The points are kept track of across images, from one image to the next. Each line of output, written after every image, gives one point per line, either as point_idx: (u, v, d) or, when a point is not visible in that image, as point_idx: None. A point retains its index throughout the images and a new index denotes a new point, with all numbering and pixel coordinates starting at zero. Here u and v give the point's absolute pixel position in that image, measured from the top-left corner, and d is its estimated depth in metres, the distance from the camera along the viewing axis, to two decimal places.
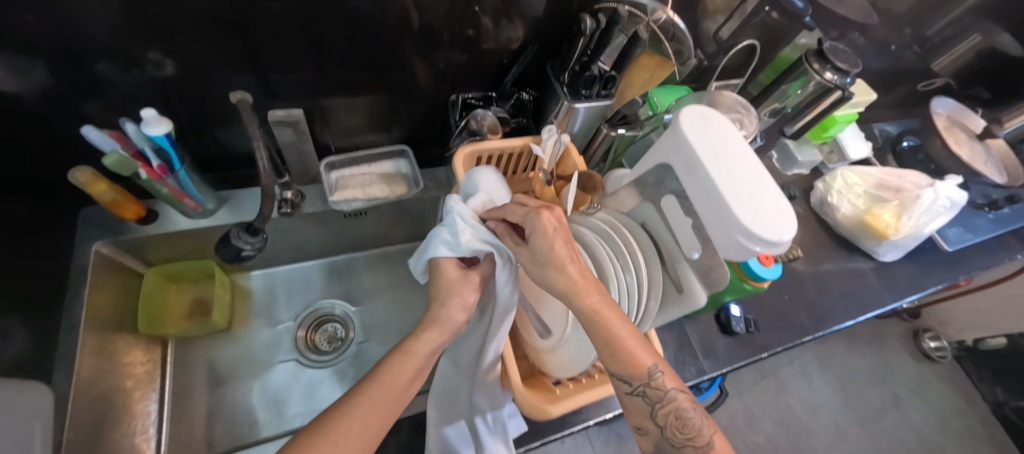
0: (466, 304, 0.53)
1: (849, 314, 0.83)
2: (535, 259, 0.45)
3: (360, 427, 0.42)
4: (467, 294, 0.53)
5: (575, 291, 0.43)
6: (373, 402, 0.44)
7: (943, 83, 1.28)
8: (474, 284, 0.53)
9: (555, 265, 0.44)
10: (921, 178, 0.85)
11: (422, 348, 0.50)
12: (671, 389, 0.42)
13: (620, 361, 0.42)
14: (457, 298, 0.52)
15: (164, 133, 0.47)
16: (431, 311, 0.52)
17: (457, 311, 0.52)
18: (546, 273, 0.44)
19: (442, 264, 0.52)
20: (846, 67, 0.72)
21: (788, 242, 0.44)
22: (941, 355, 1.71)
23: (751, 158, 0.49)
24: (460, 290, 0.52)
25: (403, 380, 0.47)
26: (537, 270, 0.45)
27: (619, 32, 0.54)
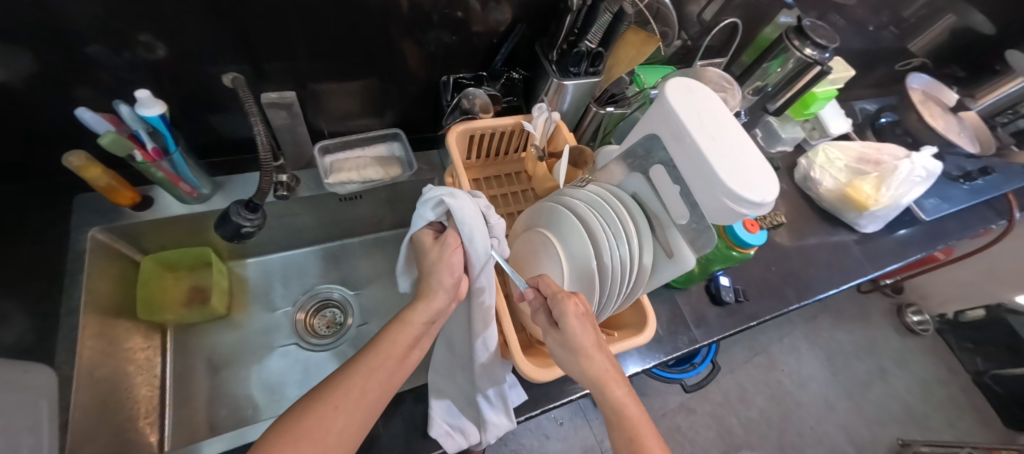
0: (453, 268, 0.51)
1: (832, 283, 0.86)
2: (564, 342, 0.46)
3: (360, 392, 0.42)
4: (453, 260, 0.51)
5: (602, 381, 0.45)
6: (374, 368, 0.44)
7: (920, 62, 1.32)
8: (453, 247, 0.52)
9: (584, 352, 0.45)
10: (898, 150, 0.88)
11: (418, 317, 0.49)
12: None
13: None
14: (444, 264, 0.51)
15: (158, 114, 0.47)
16: (423, 281, 0.51)
17: (448, 277, 0.51)
18: (573, 359, 0.46)
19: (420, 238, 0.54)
20: (824, 42, 0.75)
21: (771, 203, 0.46)
22: (924, 329, 1.77)
23: (735, 127, 0.50)
24: (438, 256, 0.52)
25: (398, 348, 0.46)
26: (565, 355, 0.47)
27: (605, 10, 0.55)
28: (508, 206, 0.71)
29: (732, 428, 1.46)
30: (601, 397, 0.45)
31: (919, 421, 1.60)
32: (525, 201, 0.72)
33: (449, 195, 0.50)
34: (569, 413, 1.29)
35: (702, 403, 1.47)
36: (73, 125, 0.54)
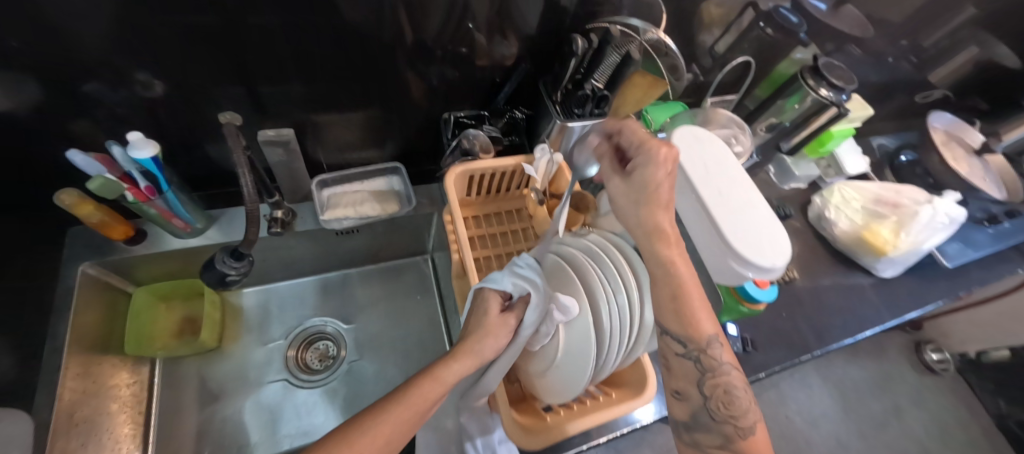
0: (497, 348, 0.51)
1: (848, 331, 0.81)
2: (630, 190, 0.46)
3: (383, 442, 0.39)
4: (501, 338, 0.51)
5: (660, 236, 0.45)
6: (400, 418, 0.41)
7: (941, 94, 1.28)
8: (508, 329, 0.51)
9: (650, 200, 0.45)
10: (918, 193, 0.84)
11: (449, 376, 0.47)
12: (725, 364, 0.43)
13: (679, 318, 0.44)
14: (493, 340, 0.50)
15: (150, 156, 0.47)
16: (465, 341, 0.50)
17: (491, 349, 0.50)
18: (641, 210, 0.45)
19: (486, 299, 0.52)
20: (841, 83, 0.72)
21: (782, 268, 0.43)
22: (944, 367, 1.69)
23: (744, 181, 0.48)
24: (494, 331, 0.51)
25: (424, 404, 0.43)
26: (628, 204, 0.46)
27: (613, 52, 0.55)
28: (508, 245, 0.68)
29: None
30: (657, 257, 0.44)
31: None
32: (525, 241, 0.69)
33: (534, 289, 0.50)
34: None
35: None
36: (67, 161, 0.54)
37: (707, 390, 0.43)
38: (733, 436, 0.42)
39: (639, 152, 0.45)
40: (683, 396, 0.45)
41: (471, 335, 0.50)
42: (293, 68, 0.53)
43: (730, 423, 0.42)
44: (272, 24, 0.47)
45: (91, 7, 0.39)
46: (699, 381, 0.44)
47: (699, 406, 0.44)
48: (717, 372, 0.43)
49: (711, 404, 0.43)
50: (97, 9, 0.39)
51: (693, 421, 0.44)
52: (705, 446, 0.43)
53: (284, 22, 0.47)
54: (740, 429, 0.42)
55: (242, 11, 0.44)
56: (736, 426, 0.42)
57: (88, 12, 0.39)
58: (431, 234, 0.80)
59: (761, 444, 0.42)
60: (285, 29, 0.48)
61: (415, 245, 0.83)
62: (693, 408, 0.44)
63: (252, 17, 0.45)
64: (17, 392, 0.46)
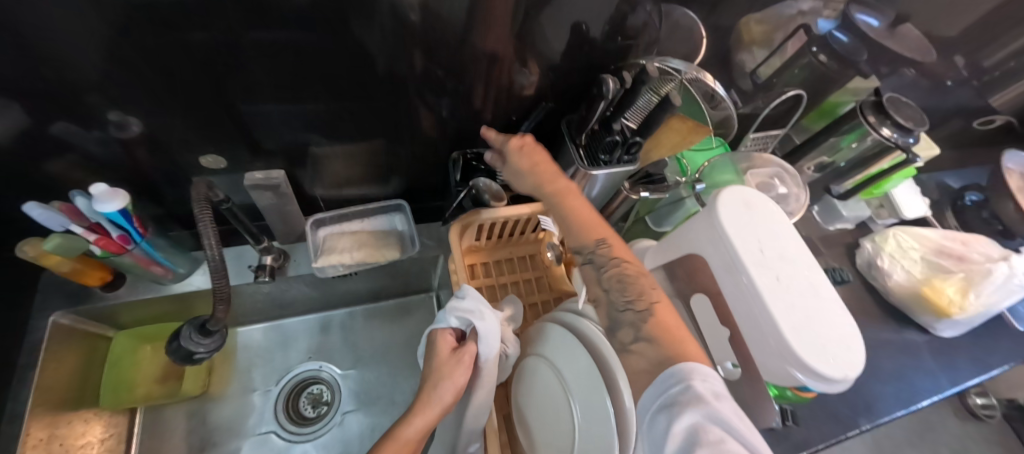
0: (458, 388, 0.48)
1: (904, 402, 0.71)
2: (515, 172, 0.50)
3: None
4: (460, 377, 0.48)
5: (544, 182, 0.48)
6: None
7: (1005, 121, 1.16)
8: (465, 365, 0.48)
9: (531, 164, 0.49)
10: (989, 247, 0.74)
11: (412, 433, 0.45)
12: (618, 257, 0.43)
13: (577, 227, 0.46)
14: (450, 381, 0.48)
15: (117, 208, 0.41)
16: (423, 391, 0.48)
17: (451, 392, 0.47)
18: (518, 176, 0.50)
19: (437, 340, 0.51)
20: (910, 124, 0.62)
21: (853, 379, 0.35)
22: (989, 414, 1.56)
23: (807, 262, 0.40)
24: (450, 371, 0.48)
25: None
26: (516, 180, 0.51)
27: (647, 91, 0.47)
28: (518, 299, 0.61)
29: None
30: (545, 199, 0.48)
31: None
32: (539, 291, 0.62)
33: (474, 315, 0.48)
34: None
35: None
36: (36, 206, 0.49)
37: (607, 282, 0.42)
38: (640, 319, 0.38)
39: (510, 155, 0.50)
40: (597, 304, 0.43)
41: (427, 381, 0.48)
42: (308, 85, 0.46)
43: (630, 309, 0.39)
44: (276, 42, 0.40)
45: (54, 29, 0.33)
46: (599, 278, 0.43)
47: (604, 302, 0.41)
48: (610, 261, 0.42)
49: (614, 295, 0.41)
50: (59, 37, 0.34)
51: (609, 325, 0.40)
52: (626, 348, 0.38)
53: (290, 40, 0.40)
54: (642, 310, 0.38)
55: (237, 25, 0.37)
56: (636, 308, 0.39)
57: (48, 44, 0.34)
58: (436, 274, 0.74)
59: (674, 324, 0.37)
60: (285, 49, 0.41)
61: (419, 284, 0.77)
62: (606, 309, 0.41)
63: (250, 33, 0.38)
64: None
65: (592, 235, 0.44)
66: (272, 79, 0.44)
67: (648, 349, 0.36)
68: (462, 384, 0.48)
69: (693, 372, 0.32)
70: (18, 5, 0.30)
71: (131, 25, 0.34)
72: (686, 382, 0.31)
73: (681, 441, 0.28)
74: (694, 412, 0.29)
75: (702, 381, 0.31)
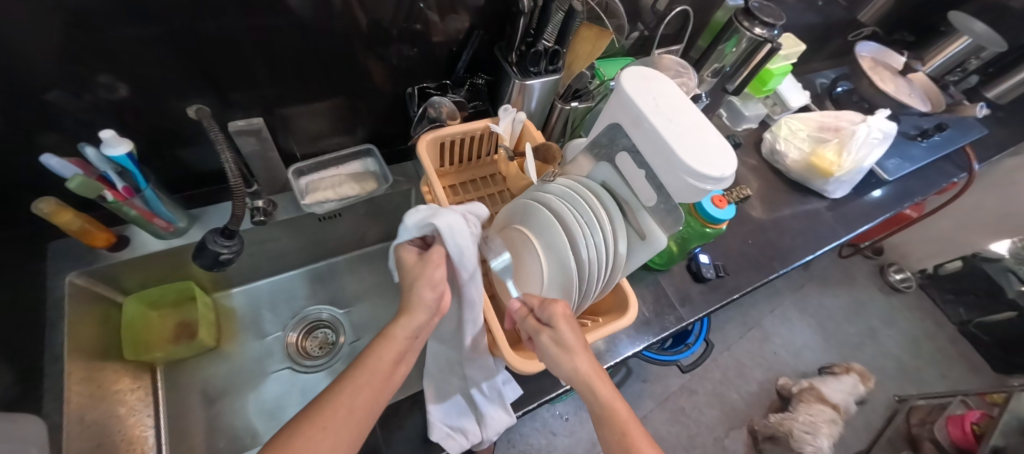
0: (436, 283, 0.49)
1: (808, 249, 0.89)
2: (554, 345, 0.47)
3: (346, 409, 0.41)
4: (434, 274, 0.49)
5: (586, 379, 0.46)
6: (360, 384, 0.43)
7: (870, 31, 1.38)
8: (437, 263, 0.50)
9: (563, 350, 0.47)
10: (854, 115, 0.92)
11: (401, 331, 0.47)
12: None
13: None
14: (427, 275, 0.49)
15: (125, 152, 0.48)
16: (405, 295, 0.49)
17: (431, 290, 0.49)
18: (557, 357, 0.47)
19: (402, 255, 0.51)
20: (772, 20, 0.78)
21: (731, 176, 0.48)
22: (907, 285, 1.83)
23: (690, 110, 0.52)
24: (423, 271, 0.49)
25: (383, 366, 0.45)
26: (553, 362, 0.48)
27: (557, 10, 0.58)
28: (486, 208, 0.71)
29: (738, 404, 1.47)
30: (592, 394, 0.46)
31: (912, 376, 1.65)
32: (502, 201, 0.72)
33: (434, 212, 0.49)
34: (573, 408, 1.31)
35: (703, 382, 1.48)
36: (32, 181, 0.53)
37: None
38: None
39: (541, 310, 0.49)
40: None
41: (407, 284, 0.49)
42: (270, 43, 0.53)
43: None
44: (226, 28, 0.49)
45: (44, 15, 0.40)
46: None
47: None
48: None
49: None
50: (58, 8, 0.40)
51: None
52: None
53: (236, 25, 0.49)
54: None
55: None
56: None
57: (50, 23, 0.41)
58: None
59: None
60: (236, 31, 0.50)
61: (398, 226, 0.85)
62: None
63: (203, 21, 0.47)
64: (27, 400, 0.46)
65: None
66: (234, 60, 0.53)
67: None
68: (439, 281, 0.49)
69: None
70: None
71: (103, 19, 0.42)
72: None
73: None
74: None
75: None
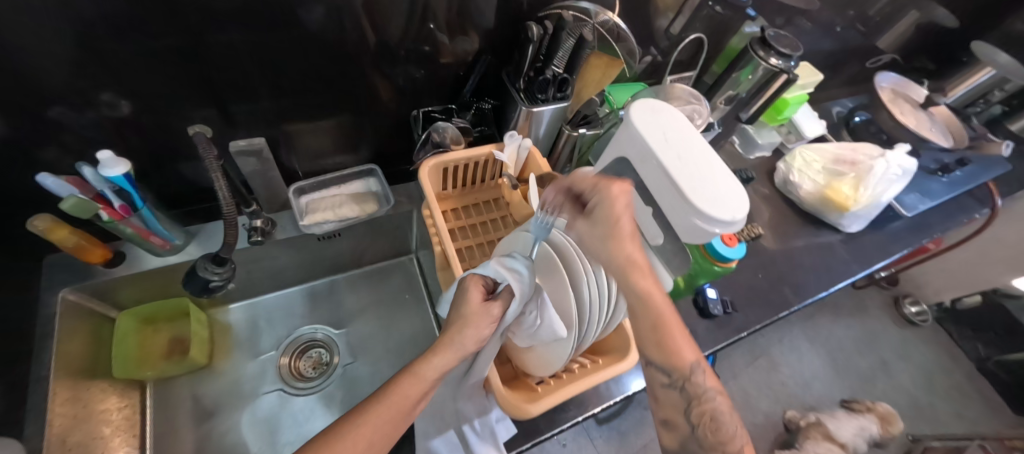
0: (481, 338, 0.48)
1: (821, 286, 0.86)
2: (595, 224, 0.47)
3: (364, 446, 0.40)
4: (484, 329, 0.48)
5: (630, 269, 0.46)
6: (381, 420, 0.42)
7: (890, 58, 1.35)
8: (492, 318, 0.48)
9: (615, 232, 0.46)
10: (874, 149, 0.87)
11: (430, 371, 0.46)
12: (707, 390, 0.44)
13: (665, 348, 0.45)
14: (474, 331, 0.47)
15: (123, 173, 0.47)
16: (444, 333, 0.48)
17: (473, 339, 0.48)
18: (604, 246, 0.46)
19: (467, 289, 0.49)
20: (788, 51, 0.75)
21: (742, 219, 0.46)
22: (923, 318, 1.77)
23: (702, 145, 0.51)
24: (477, 320, 0.48)
25: (405, 404, 0.44)
26: (596, 244, 0.47)
27: (568, 36, 0.58)
28: (488, 233, 0.70)
29: None
30: (632, 284, 0.46)
31: (927, 413, 1.58)
32: (505, 228, 0.71)
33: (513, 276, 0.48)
34: (571, 433, 1.27)
35: None
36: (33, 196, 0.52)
37: (693, 418, 0.44)
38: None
39: (595, 193, 0.47)
40: (671, 424, 0.45)
41: (452, 325, 0.48)
42: (276, 60, 0.53)
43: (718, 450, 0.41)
44: (230, 45, 0.48)
45: (48, 27, 0.39)
46: (686, 410, 0.44)
47: (687, 439, 0.43)
48: (702, 398, 0.43)
49: (700, 433, 0.43)
50: (60, 26, 0.40)
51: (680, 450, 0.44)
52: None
53: (245, 38, 0.48)
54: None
55: (214, 16, 0.45)
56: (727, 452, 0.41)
57: (53, 40, 0.40)
58: (413, 233, 0.82)
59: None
60: (245, 45, 0.49)
61: (399, 245, 0.84)
62: (681, 437, 0.44)
63: (212, 34, 0.46)
64: (8, 422, 0.45)
65: (679, 355, 0.45)
66: (240, 74, 0.52)
67: None
68: (484, 336, 0.49)
69: None
70: (27, 8, 0.37)
71: (110, 33, 0.42)
72: None
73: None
74: None
75: None
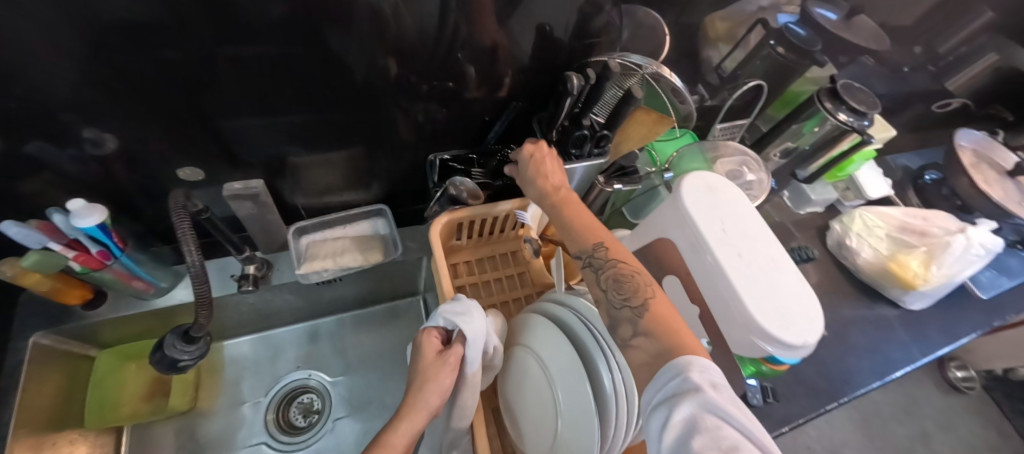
0: (444, 391, 0.44)
1: (877, 374, 0.74)
2: (521, 178, 0.50)
3: None
4: (445, 380, 0.44)
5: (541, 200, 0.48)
6: None
7: (960, 104, 1.21)
8: (451, 367, 0.44)
9: (535, 169, 0.48)
10: (948, 221, 0.78)
11: (399, 439, 0.40)
12: (616, 257, 0.41)
13: (575, 232, 0.44)
14: (436, 383, 0.43)
15: (96, 223, 0.42)
16: (407, 395, 0.43)
17: (438, 395, 0.43)
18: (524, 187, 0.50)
19: (421, 342, 0.46)
20: (863, 108, 0.66)
21: (813, 344, 0.38)
22: (969, 386, 1.61)
23: (767, 240, 0.42)
24: (435, 373, 0.44)
25: None
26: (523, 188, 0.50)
27: (612, 86, 0.50)
28: (502, 293, 0.63)
29: None
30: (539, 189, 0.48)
31: None
32: (521, 287, 0.64)
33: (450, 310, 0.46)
34: None
35: None
36: (6, 239, 0.47)
37: (605, 282, 0.40)
38: (635, 318, 0.37)
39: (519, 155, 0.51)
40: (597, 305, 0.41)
41: (411, 386, 0.43)
42: (279, 88, 0.46)
43: (626, 307, 0.38)
44: (227, 69, 0.42)
45: (23, 41, 0.33)
46: (597, 280, 0.41)
47: (604, 302, 0.40)
48: (607, 262, 0.40)
49: (610, 294, 0.39)
50: (14, 59, 0.34)
51: (609, 324, 0.38)
52: (626, 343, 0.36)
53: (266, 53, 0.42)
54: (638, 310, 0.37)
55: (208, 45, 0.39)
56: (631, 305, 0.37)
57: (34, 57, 0.35)
58: (422, 276, 0.75)
59: (670, 317, 0.36)
60: (264, 62, 0.42)
61: (406, 287, 0.78)
62: (605, 308, 0.40)
63: (226, 47, 0.40)
64: None
65: (590, 240, 0.43)
66: (255, 91, 0.46)
67: (647, 343, 0.35)
68: (448, 387, 0.45)
69: (690, 363, 0.31)
70: None
71: (105, 45, 0.36)
72: (684, 371, 0.30)
73: (680, 429, 0.28)
74: (689, 402, 0.29)
75: (703, 370, 0.30)
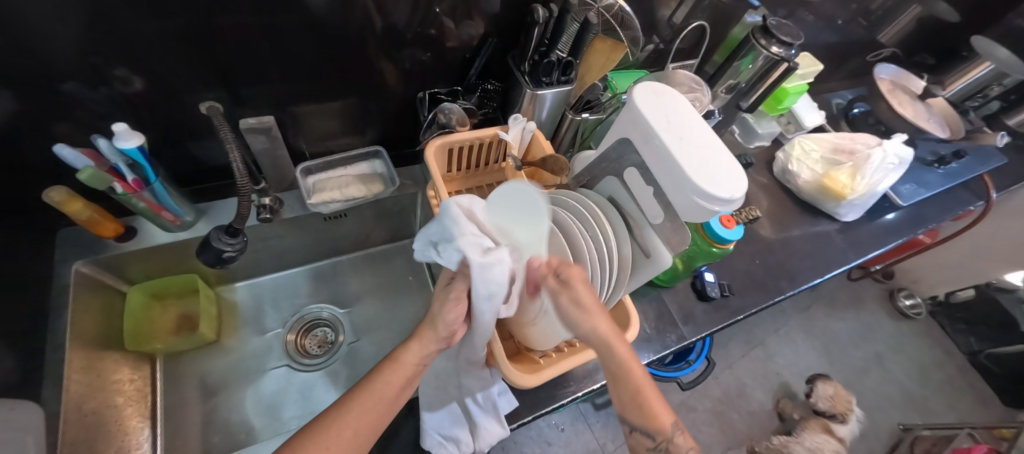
0: (459, 316, 0.49)
1: (816, 272, 0.87)
2: (575, 307, 0.46)
3: (351, 433, 0.42)
4: (456, 310, 0.49)
5: (608, 340, 0.46)
6: (365, 409, 0.44)
7: (890, 53, 1.35)
8: (466, 296, 0.49)
9: (585, 317, 0.46)
10: (869, 139, 0.90)
11: (411, 357, 0.48)
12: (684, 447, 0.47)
13: (642, 411, 0.47)
14: (450, 310, 0.49)
15: (137, 146, 0.48)
16: (423, 323, 0.50)
17: (452, 324, 0.49)
18: (581, 323, 0.46)
19: (440, 275, 0.52)
20: (789, 39, 0.77)
21: (740, 197, 0.47)
22: (917, 312, 1.78)
23: (703, 129, 0.52)
24: (451, 301, 0.49)
25: (389, 390, 0.46)
26: (576, 321, 0.46)
27: (572, 20, 0.57)
28: None
29: (739, 425, 1.45)
30: (611, 358, 0.47)
31: (918, 405, 1.61)
32: None
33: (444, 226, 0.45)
34: (570, 419, 1.30)
35: (702, 400, 1.47)
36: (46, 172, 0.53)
37: None
38: None
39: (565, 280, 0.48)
40: None
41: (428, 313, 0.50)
42: (287, 47, 0.54)
43: None
44: (242, 27, 0.49)
45: None
46: None
47: None
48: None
49: None
50: (58, 4, 0.39)
51: None
52: None
53: (250, 22, 0.49)
54: None
55: (214, 11, 0.46)
56: None
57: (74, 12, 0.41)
58: (417, 216, 0.83)
59: None
60: (258, 29, 0.50)
61: (404, 228, 0.86)
62: None
63: (224, 17, 0.47)
64: (25, 387, 0.47)
65: (661, 423, 0.47)
66: (264, 51, 0.53)
67: None
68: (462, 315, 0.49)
69: None
70: None
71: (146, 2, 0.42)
72: None
73: None
74: None
75: None
